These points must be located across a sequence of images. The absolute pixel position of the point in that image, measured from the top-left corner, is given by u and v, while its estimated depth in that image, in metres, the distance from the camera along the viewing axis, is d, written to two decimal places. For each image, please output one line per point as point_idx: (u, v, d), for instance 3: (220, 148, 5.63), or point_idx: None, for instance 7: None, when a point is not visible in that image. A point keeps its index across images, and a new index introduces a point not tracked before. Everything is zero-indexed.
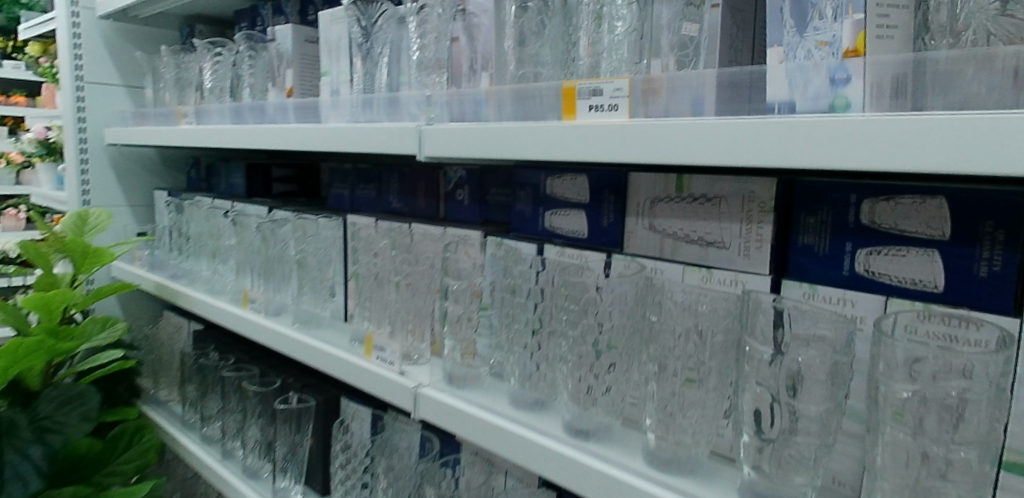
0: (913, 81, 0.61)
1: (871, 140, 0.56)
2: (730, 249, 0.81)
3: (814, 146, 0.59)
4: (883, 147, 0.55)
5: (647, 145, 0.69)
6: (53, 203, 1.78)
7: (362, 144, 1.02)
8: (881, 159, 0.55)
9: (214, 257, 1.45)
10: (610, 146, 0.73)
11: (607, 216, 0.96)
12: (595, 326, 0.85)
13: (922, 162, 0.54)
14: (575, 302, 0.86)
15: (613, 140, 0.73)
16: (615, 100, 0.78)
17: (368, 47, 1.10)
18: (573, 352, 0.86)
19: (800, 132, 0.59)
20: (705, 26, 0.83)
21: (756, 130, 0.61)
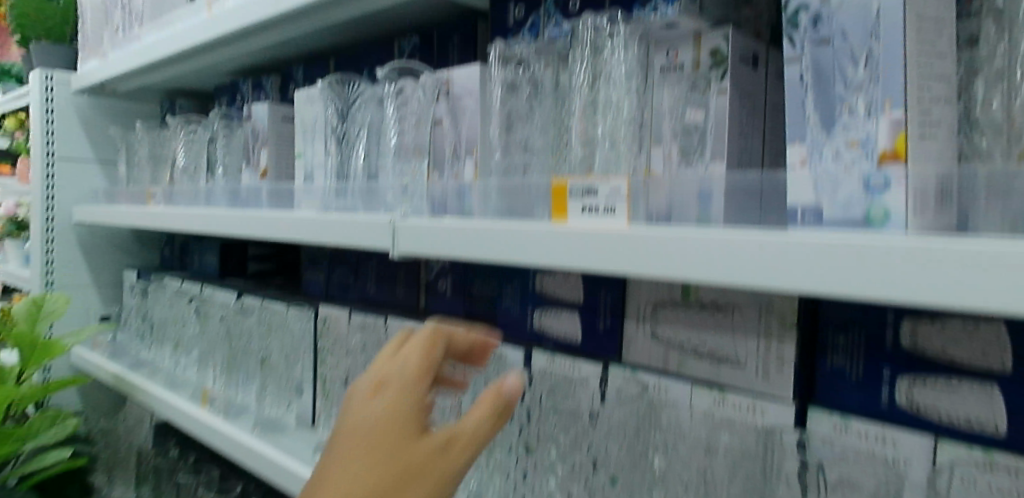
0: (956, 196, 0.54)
1: (904, 273, 0.46)
2: (748, 369, 0.71)
3: (836, 272, 0.49)
4: (919, 282, 0.46)
5: (644, 255, 0.60)
6: (17, 283, 1.69)
7: (331, 238, 0.93)
8: (913, 295, 0.46)
9: (178, 347, 1.35)
10: (603, 256, 0.63)
11: (604, 320, 0.85)
12: (589, 461, 0.79)
13: (965, 301, 0.44)
14: (565, 434, 0.81)
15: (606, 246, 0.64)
16: (610, 203, 0.69)
17: (344, 130, 1.02)
18: (564, 487, 0.81)
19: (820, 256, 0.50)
20: (711, 113, 0.74)
21: (770, 247, 0.52)
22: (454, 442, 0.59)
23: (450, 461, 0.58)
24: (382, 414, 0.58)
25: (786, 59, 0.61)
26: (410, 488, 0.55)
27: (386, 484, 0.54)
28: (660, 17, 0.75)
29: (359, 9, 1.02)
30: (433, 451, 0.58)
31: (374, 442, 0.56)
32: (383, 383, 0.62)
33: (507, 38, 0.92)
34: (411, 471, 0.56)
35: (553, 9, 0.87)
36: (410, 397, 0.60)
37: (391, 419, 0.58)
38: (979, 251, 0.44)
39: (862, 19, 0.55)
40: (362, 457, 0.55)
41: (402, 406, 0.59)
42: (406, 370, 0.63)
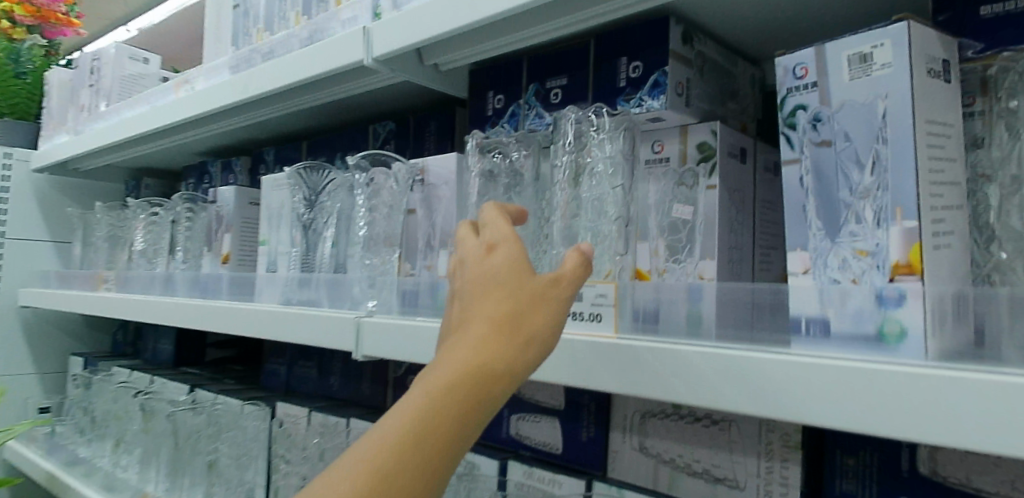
0: (975, 302, 0.48)
1: (939, 408, 0.43)
2: (746, 491, 0.64)
3: (863, 404, 0.46)
4: (956, 417, 0.43)
5: (649, 376, 0.57)
6: None
7: (290, 336, 0.86)
8: (951, 431, 0.43)
9: (120, 445, 1.24)
10: (593, 369, 0.61)
11: (586, 429, 0.78)
12: None
13: (1008, 440, 0.41)
14: None
15: (605, 363, 0.60)
16: (596, 309, 0.64)
17: (311, 219, 0.96)
18: None
19: (814, 380, 0.49)
20: (700, 210, 0.70)
21: (789, 373, 0.50)
22: (556, 281, 0.47)
23: (551, 302, 0.47)
24: (482, 271, 0.47)
25: (785, 160, 0.57)
26: (513, 342, 0.44)
27: (492, 347, 0.43)
28: (646, 110, 0.70)
29: (334, 95, 0.98)
30: (536, 301, 0.46)
31: (472, 304, 0.46)
32: (481, 239, 0.50)
33: (486, 129, 0.88)
34: (515, 328, 0.45)
35: (534, 101, 0.83)
36: (507, 257, 0.48)
37: (488, 275, 0.46)
38: (977, 379, 0.42)
39: (865, 124, 0.52)
40: (465, 325, 0.45)
41: (503, 259, 0.47)
42: (499, 227, 0.50)
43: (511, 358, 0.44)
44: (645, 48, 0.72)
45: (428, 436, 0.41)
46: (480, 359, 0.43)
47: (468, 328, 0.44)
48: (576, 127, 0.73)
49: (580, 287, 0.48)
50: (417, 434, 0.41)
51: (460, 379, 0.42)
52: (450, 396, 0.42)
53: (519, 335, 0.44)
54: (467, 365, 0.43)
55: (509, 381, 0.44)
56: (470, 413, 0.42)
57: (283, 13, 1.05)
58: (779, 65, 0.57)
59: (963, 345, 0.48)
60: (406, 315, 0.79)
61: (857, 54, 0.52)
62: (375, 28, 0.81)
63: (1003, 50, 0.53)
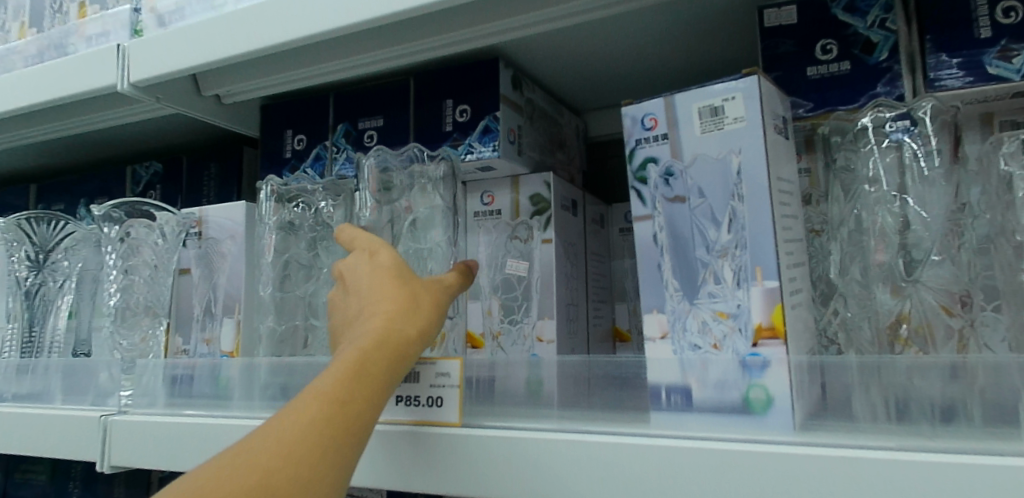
0: (822, 368, 0.46)
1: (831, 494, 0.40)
2: None
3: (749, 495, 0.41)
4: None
5: (501, 469, 0.48)
6: None
7: (3, 446, 0.64)
8: None
9: None
10: (428, 462, 0.50)
11: None
12: None
13: None
14: None
15: (447, 460, 0.50)
16: (435, 392, 0.52)
17: (39, 283, 0.73)
18: None
19: (686, 472, 0.43)
20: (535, 265, 0.70)
21: (669, 461, 0.44)
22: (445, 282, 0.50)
23: (442, 294, 0.49)
24: (373, 272, 0.48)
25: (635, 217, 0.53)
26: (419, 321, 0.45)
27: (406, 323, 0.45)
28: (476, 157, 0.66)
29: (74, 127, 0.78)
30: (431, 291, 0.48)
31: (372, 294, 0.46)
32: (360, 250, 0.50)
33: (283, 175, 0.76)
34: (419, 305, 0.46)
35: (343, 143, 0.74)
36: (391, 256, 0.49)
37: (379, 270, 0.47)
38: (863, 459, 0.40)
39: (718, 180, 0.50)
40: (369, 308, 0.45)
41: (389, 258, 0.49)
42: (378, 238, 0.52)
43: (420, 329, 0.45)
44: (475, 90, 0.68)
45: (354, 390, 0.41)
46: (388, 332, 0.44)
47: (373, 309, 0.45)
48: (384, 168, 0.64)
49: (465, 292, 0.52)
50: (344, 389, 0.40)
51: (378, 340, 0.43)
52: (372, 353, 0.42)
53: (421, 312, 0.46)
54: (382, 332, 0.43)
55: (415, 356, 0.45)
56: (391, 374, 0.43)
57: (0, 22, 0.82)
58: (626, 115, 0.54)
59: (812, 405, 0.47)
60: (178, 405, 0.62)
61: (708, 107, 0.50)
62: (134, 47, 0.65)
63: (834, 108, 0.56)
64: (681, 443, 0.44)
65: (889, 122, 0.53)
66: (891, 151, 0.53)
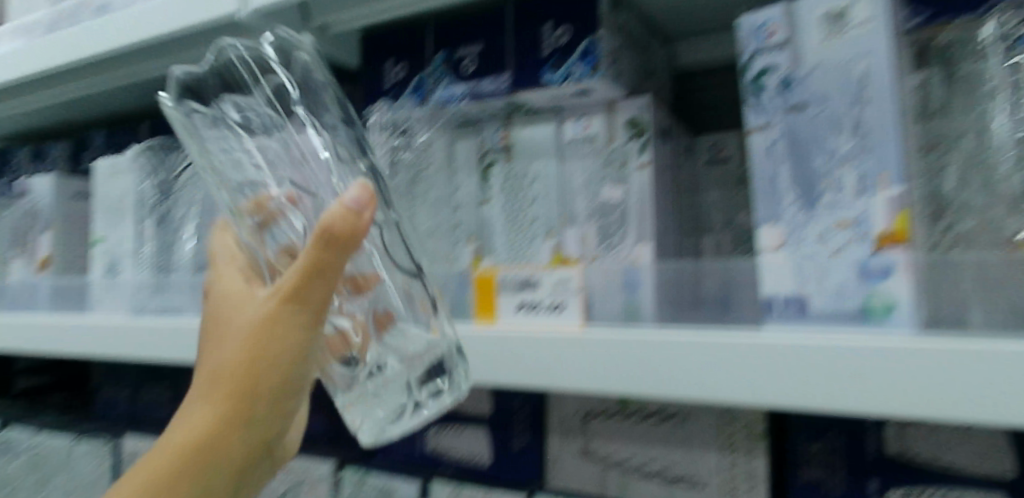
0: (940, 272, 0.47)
1: (971, 387, 0.38)
2: (710, 491, 0.60)
3: (881, 389, 0.40)
4: (987, 394, 0.38)
5: (618, 369, 0.48)
6: None
7: (142, 356, 0.69)
8: (981, 411, 0.38)
9: None
10: (537, 359, 0.51)
11: (518, 438, 0.71)
12: None
13: None
14: None
15: (563, 361, 0.50)
16: (557, 299, 0.55)
17: (167, 208, 0.79)
18: None
19: (822, 363, 0.42)
20: (632, 189, 0.68)
21: (794, 353, 0.43)
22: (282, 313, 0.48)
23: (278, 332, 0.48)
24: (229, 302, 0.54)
25: (750, 128, 0.53)
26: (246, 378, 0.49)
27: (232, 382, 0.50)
28: (573, 81, 0.66)
29: (186, 62, 0.82)
30: (257, 334, 0.49)
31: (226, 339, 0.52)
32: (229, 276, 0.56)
33: (384, 102, 0.80)
34: (244, 361, 0.49)
35: (442, 71, 0.76)
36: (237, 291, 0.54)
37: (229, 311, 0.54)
38: (1007, 352, 0.38)
39: (841, 86, 0.49)
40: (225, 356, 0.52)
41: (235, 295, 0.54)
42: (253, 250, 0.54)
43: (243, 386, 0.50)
44: (575, 14, 0.68)
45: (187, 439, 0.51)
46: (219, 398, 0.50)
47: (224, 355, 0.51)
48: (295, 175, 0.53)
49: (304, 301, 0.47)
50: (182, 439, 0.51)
51: (214, 398, 0.51)
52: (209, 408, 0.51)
53: (259, 336, 0.49)
54: (214, 395, 0.51)
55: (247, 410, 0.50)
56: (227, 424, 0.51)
57: None
58: (743, 26, 0.53)
59: (938, 309, 0.47)
60: None
61: (832, 12, 0.50)
62: None
63: (955, 17, 0.54)
64: (805, 341, 0.43)
65: (1017, 29, 0.52)
66: (1014, 65, 0.53)
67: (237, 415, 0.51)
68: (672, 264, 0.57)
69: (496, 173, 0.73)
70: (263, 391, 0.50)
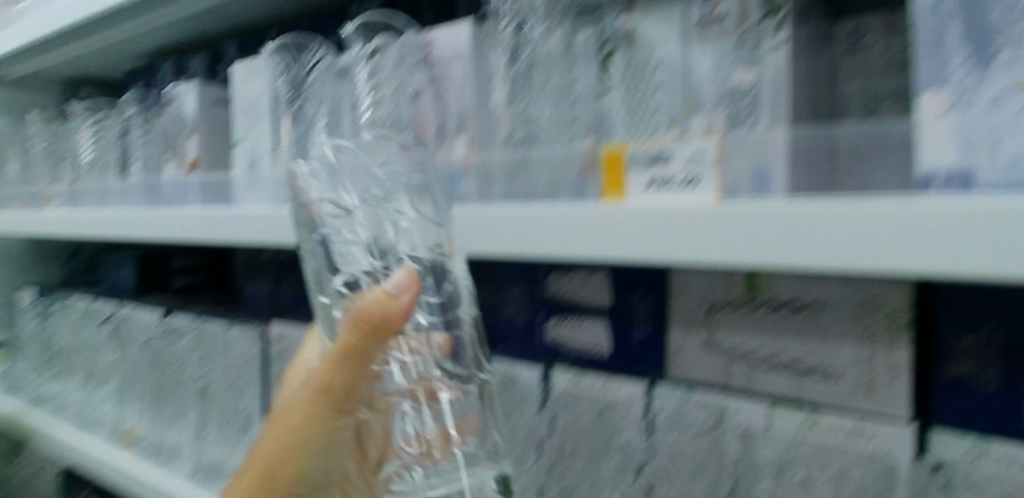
0: None
1: None
2: (843, 384, 0.57)
3: None
4: None
5: (748, 236, 0.44)
6: None
7: (279, 240, 0.73)
8: None
9: (90, 379, 1.20)
10: (664, 227, 0.48)
11: (640, 330, 0.70)
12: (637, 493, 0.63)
13: None
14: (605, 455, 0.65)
15: (692, 229, 0.47)
16: (692, 172, 0.52)
17: (303, 105, 0.84)
18: None
19: (953, 219, 0.37)
20: (768, 70, 0.54)
21: (960, 214, 0.37)
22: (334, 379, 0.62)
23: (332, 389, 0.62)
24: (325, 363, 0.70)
25: None
26: (310, 410, 0.65)
27: (303, 414, 0.66)
28: None
29: None
30: (322, 388, 0.63)
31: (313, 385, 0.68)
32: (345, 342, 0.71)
33: None
34: (312, 404, 0.65)
35: None
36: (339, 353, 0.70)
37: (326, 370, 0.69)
38: None
39: None
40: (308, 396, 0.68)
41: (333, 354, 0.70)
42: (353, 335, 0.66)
43: (308, 417, 0.66)
44: None
45: (279, 447, 0.69)
46: (294, 423, 0.67)
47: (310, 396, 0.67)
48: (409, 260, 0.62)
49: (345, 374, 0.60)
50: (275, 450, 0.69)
51: (293, 421, 0.67)
52: (291, 426, 0.68)
53: (303, 421, 0.66)
54: (292, 424, 0.67)
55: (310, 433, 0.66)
56: (299, 441, 0.67)
57: None
58: None
59: None
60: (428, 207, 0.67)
61: None
62: None
63: None
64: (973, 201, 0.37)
65: None
66: None
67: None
68: (819, 132, 0.51)
69: (617, 63, 0.63)
70: (303, 475, 0.69)
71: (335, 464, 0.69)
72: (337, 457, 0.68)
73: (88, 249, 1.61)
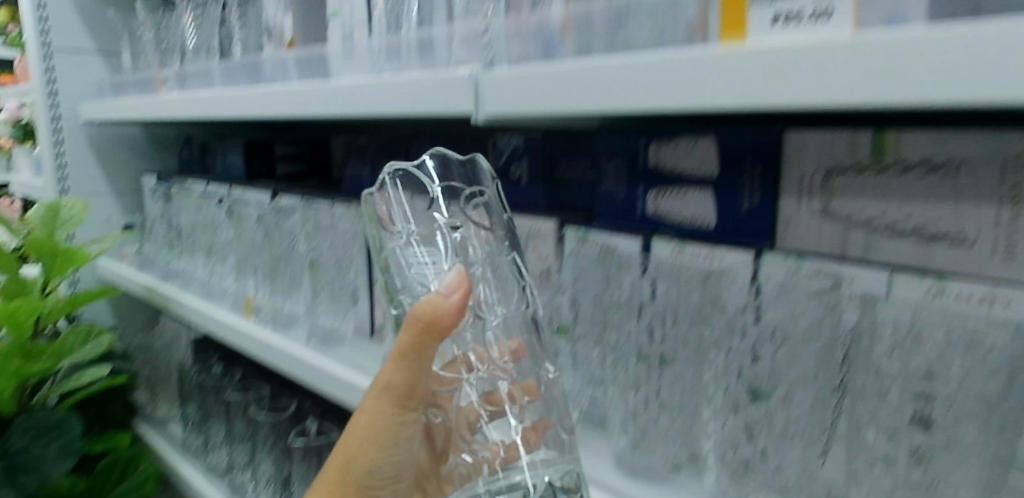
0: None
1: None
2: (977, 249, 0.53)
3: None
4: None
5: (886, 73, 0.40)
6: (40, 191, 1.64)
7: (376, 110, 0.73)
8: None
9: (211, 255, 1.29)
10: (788, 72, 0.44)
11: (747, 198, 0.65)
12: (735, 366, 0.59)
13: None
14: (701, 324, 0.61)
15: (820, 71, 0.42)
16: (822, 4, 0.45)
17: None
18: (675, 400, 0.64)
19: None
20: None
21: None
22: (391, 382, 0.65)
23: (389, 396, 0.65)
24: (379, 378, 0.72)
25: None
26: (371, 420, 0.67)
27: (361, 426, 0.68)
28: None
29: None
30: (380, 393, 0.66)
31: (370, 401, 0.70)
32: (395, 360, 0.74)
33: None
34: (372, 412, 0.67)
35: None
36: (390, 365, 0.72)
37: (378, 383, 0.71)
38: None
39: None
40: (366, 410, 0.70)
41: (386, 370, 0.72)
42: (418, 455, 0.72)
43: (367, 430, 0.68)
44: None
45: (341, 464, 0.71)
46: (357, 437, 0.69)
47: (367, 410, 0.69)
48: (460, 245, 0.72)
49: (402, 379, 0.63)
50: (337, 467, 0.71)
51: (352, 435, 0.70)
52: (351, 442, 0.70)
53: (367, 422, 0.68)
54: (353, 437, 0.69)
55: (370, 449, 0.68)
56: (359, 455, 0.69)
57: None
58: None
59: None
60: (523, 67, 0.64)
61: None
62: None
63: None
64: None
65: None
66: None
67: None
68: None
69: None
70: (370, 476, 0.71)
71: (400, 465, 0.71)
72: (404, 463, 0.71)
73: (202, 135, 1.71)
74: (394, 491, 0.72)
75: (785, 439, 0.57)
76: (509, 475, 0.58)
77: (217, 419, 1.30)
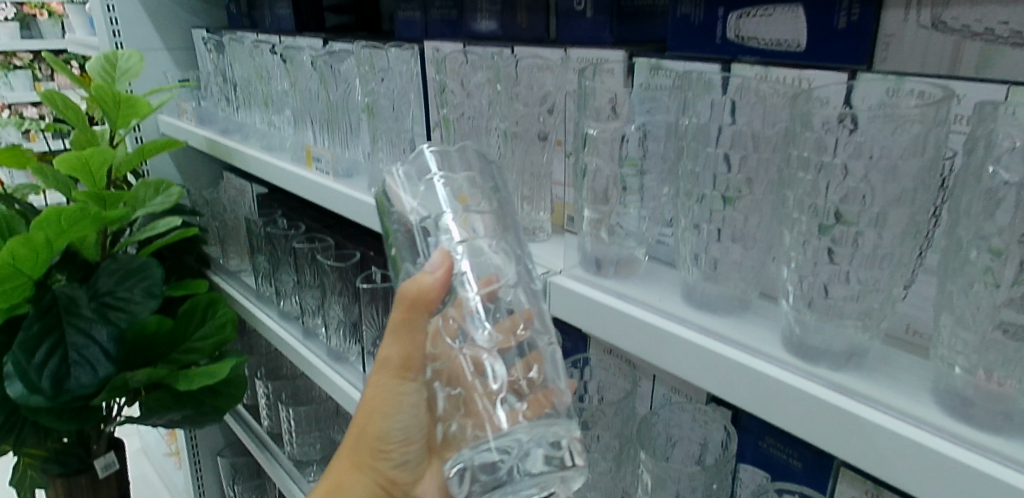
0: None
1: None
2: None
3: None
4: None
5: None
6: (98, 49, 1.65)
7: None
8: None
9: (267, 106, 1.29)
10: None
11: (844, 13, 0.59)
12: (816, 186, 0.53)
13: None
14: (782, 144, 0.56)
15: None
16: None
17: None
18: (746, 226, 0.60)
19: None
20: None
21: None
22: (385, 354, 0.68)
23: (387, 369, 0.68)
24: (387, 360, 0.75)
25: None
26: (373, 391, 0.71)
27: (369, 398, 0.72)
28: None
29: None
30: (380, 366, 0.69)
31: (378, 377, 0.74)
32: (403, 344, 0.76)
33: None
34: (375, 383, 0.70)
35: None
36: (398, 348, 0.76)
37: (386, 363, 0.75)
38: None
39: None
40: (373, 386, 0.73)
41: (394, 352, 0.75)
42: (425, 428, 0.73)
43: (373, 401, 0.71)
44: None
45: (361, 437, 0.75)
46: (368, 410, 0.73)
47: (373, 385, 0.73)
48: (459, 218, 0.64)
49: (397, 348, 0.65)
50: (358, 441, 0.76)
51: (364, 409, 0.74)
52: (364, 415, 0.74)
53: (375, 386, 0.70)
54: (364, 411, 0.73)
55: (377, 418, 0.72)
56: (371, 425, 0.73)
57: None
58: None
59: None
60: None
61: None
62: None
63: None
64: None
65: None
66: None
67: (367, 466, 0.75)
68: None
69: None
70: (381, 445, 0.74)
71: (407, 435, 0.72)
72: (413, 438, 0.73)
73: None
74: (404, 458, 0.74)
75: (872, 265, 0.52)
76: (504, 438, 0.56)
77: (287, 268, 1.34)
